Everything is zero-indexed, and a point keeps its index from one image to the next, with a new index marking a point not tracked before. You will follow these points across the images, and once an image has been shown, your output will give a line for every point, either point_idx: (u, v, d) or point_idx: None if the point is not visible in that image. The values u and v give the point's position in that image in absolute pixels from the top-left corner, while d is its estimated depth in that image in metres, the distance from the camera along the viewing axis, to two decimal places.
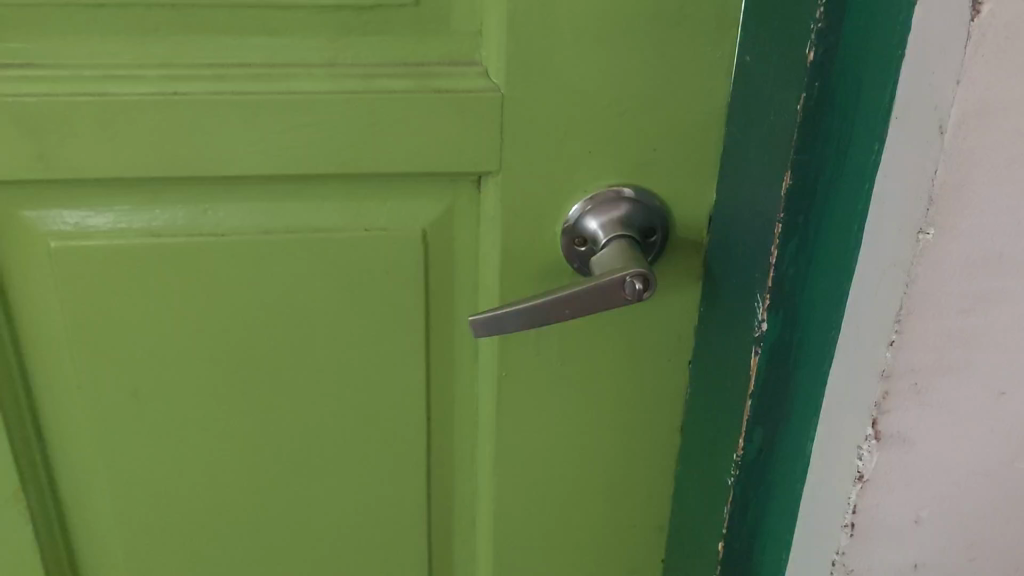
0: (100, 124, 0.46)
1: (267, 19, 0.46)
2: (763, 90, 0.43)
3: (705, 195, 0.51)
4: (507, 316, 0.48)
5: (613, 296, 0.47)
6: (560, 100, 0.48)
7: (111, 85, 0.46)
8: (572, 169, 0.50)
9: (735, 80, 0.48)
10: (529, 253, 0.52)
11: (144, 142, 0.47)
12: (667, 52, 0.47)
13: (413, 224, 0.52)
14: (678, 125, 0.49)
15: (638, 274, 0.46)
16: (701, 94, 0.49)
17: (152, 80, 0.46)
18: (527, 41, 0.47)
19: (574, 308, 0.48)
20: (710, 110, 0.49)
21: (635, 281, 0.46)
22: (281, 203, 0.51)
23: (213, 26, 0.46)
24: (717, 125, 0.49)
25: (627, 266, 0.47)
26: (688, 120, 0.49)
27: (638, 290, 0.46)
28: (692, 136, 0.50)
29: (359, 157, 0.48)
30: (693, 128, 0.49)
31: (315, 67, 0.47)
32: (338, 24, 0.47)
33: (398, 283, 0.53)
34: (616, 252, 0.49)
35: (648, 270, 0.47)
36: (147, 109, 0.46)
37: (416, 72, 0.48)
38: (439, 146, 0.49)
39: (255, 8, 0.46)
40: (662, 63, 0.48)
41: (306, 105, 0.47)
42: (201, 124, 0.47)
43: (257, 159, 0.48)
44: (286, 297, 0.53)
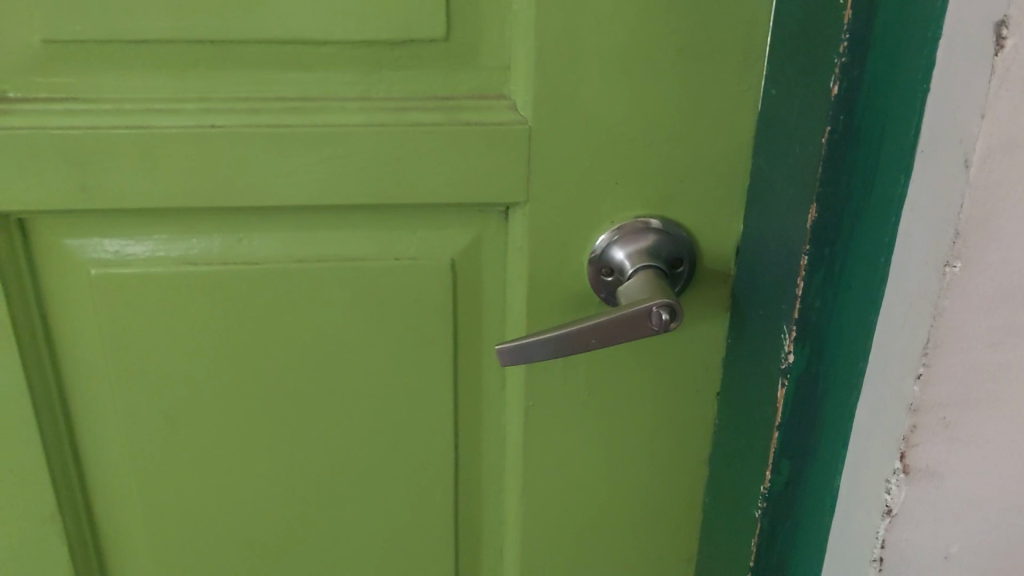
0: (139, 156, 0.48)
1: (301, 54, 0.47)
2: (788, 124, 0.43)
3: (732, 226, 0.52)
4: (535, 345, 0.49)
5: (640, 326, 0.47)
6: (587, 132, 0.49)
7: (150, 119, 0.47)
8: (600, 200, 0.51)
9: (761, 113, 0.49)
10: (557, 283, 0.53)
11: (181, 174, 0.48)
12: (694, 85, 0.48)
13: (443, 254, 0.53)
14: (704, 157, 0.50)
15: (665, 305, 0.47)
16: (728, 127, 0.49)
17: (190, 113, 0.47)
18: (555, 74, 0.47)
19: (601, 338, 0.48)
20: (737, 142, 0.49)
21: (661, 311, 0.47)
22: (314, 233, 0.52)
23: (249, 61, 0.47)
24: (744, 157, 0.50)
25: (654, 296, 0.48)
26: (715, 152, 0.50)
27: (664, 321, 0.47)
28: (719, 167, 0.50)
29: (390, 188, 0.49)
30: (720, 160, 0.50)
31: (347, 100, 0.48)
32: (370, 59, 0.48)
33: (428, 312, 0.54)
34: (642, 282, 0.49)
35: (675, 301, 0.47)
36: (184, 142, 0.47)
37: (446, 106, 0.49)
38: (468, 177, 0.49)
39: (289, 44, 0.47)
40: (688, 96, 0.48)
41: (338, 138, 0.48)
42: (236, 156, 0.48)
43: (290, 190, 0.49)
44: (317, 325, 0.54)
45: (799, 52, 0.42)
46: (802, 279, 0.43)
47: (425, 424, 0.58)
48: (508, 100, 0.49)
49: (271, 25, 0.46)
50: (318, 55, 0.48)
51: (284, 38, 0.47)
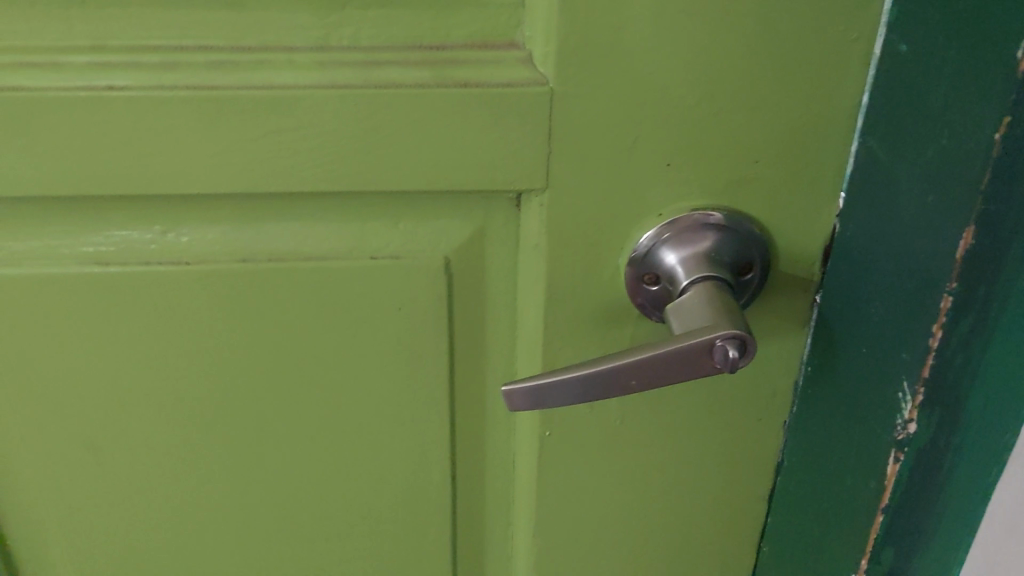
0: (14, 129, 0.35)
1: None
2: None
3: (820, 223, 0.38)
4: (556, 386, 0.36)
5: (695, 366, 0.35)
6: (629, 97, 0.35)
7: (24, 77, 0.34)
8: (643, 186, 0.38)
9: (877, 74, 0.34)
10: (583, 291, 0.40)
11: (74, 152, 0.35)
12: (783, 34, 0.34)
13: (434, 252, 0.40)
14: (792, 128, 0.36)
15: (733, 336, 0.34)
16: (825, 91, 0.35)
17: (80, 68, 0.34)
18: (587, 17, 0.34)
19: (646, 377, 0.36)
20: (836, 113, 0.36)
21: (727, 345, 0.34)
22: (259, 223, 0.39)
23: None
24: (846, 133, 0.36)
25: (717, 321, 0.35)
26: (804, 125, 0.36)
27: (730, 358, 0.34)
28: (809, 146, 0.37)
29: (361, 170, 0.36)
30: (813, 134, 0.36)
31: (298, 50, 0.35)
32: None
33: (415, 325, 0.41)
34: (701, 298, 0.36)
35: (746, 330, 0.35)
36: (75, 110, 0.34)
37: (435, 59, 0.35)
38: (467, 156, 0.36)
39: None
40: (773, 48, 0.34)
41: (288, 105, 0.34)
42: (146, 128, 0.35)
43: (223, 173, 0.36)
44: (270, 341, 0.41)
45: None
46: None
47: (413, 458, 0.46)
48: (520, 52, 0.35)
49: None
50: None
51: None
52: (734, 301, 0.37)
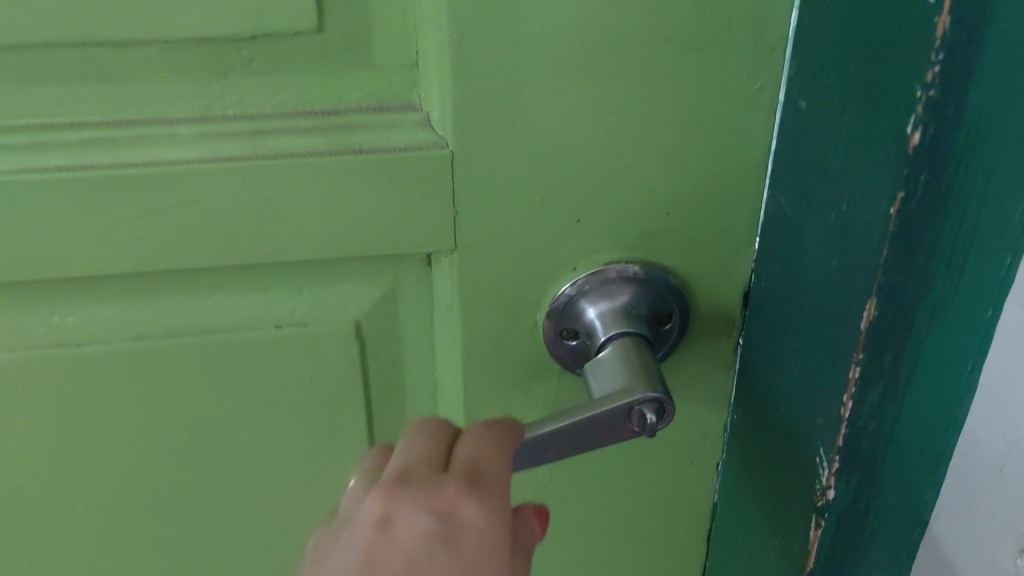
0: None
1: (105, 60, 0.32)
2: (824, 161, 0.29)
3: (736, 268, 0.38)
4: None
5: (614, 431, 0.33)
6: (533, 155, 0.34)
7: None
8: (554, 244, 0.36)
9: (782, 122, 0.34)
10: (502, 350, 0.39)
11: None
12: (685, 87, 0.33)
13: (343, 316, 0.39)
14: (701, 178, 0.35)
15: (650, 401, 0.33)
16: (732, 140, 0.34)
17: None
18: (482, 78, 0.32)
19: (572, 444, 0.34)
20: (744, 160, 0.35)
21: (645, 411, 0.33)
22: (152, 297, 0.37)
23: (25, 73, 0.32)
24: (756, 179, 0.35)
25: (633, 385, 0.34)
26: (714, 174, 0.35)
27: (648, 424, 0.33)
28: (720, 194, 0.36)
29: (256, 244, 0.35)
30: (724, 183, 0.35)
31: (181, 123, 0.33)
32: (213, 61, 0.33)
33: (329, 390, 0.40)
34: (619, 359, 0.35)
35: (664, 393, 0.33)
36: None
37: (328, 125, 0.34)
38: (366, 223, 0.35)
39: (82, 47, 0.32)
40: (677, 101, 0.33)
41: (173, 182, 0.33)
42: (22, 212, 0.33)
43: (112, 253, 0.34)
44: (178, 416, 0.40)
45: (835, 53, 0.27)
46: (851, 396, 0.29)
47: None
48: (418, 114, 0.34)
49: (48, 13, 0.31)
50: (131, 57, 0.32)
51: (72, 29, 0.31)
52: (653, 360, 0.35)
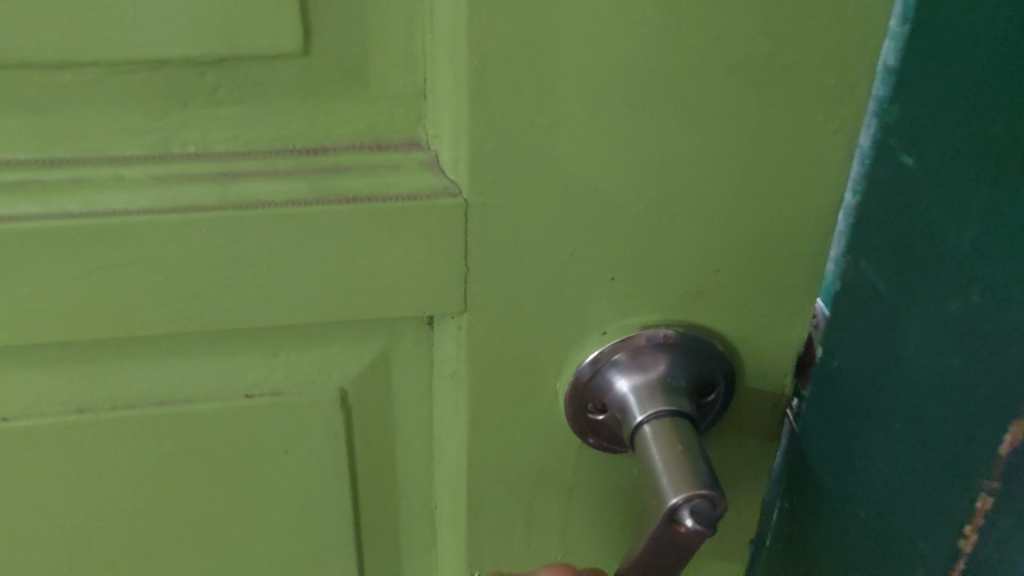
0: None
1: (32, 85, 0.26)
2: (930, 236, 0.24)
3: (792, 333, 0.32)
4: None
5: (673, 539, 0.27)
6: (562, 207, 0.28)
7: None
8: (582, 308, 0.30)
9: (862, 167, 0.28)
10: (516, 427, 0.33)
11: None
12: (751, 128, 0.27)
13: (327, 382, 0.33)
14: (761, 233, 0.29)
15: (692, 499, 0.27)
16: (801, 190, 0.29)
17: None
18: (506, 115, 0.26)
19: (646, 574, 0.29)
20: (813, 212, 0.29)
21: (690, 511, 0.27)
22: (92, 364, 0.31)
23: None
24: (824, 234, 0.30)
25: (671, 480, 0.27)
26: (776, 229, 0.29)
27: (696, 528, 0.27)
28: (782, 252, 0.30)
29: (224, 306, 0.29)
30: (788, 239, 0.30)
31: (129, 162, 0.27)
32: (172, 88, 0.27)
33: (307, 466, 0.34)
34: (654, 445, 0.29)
35: (712, 486, 0.27)
36: None
37: (314, 165, 0.28)
38: (357, 283, 0.29)
39: (5, 69, 0.25)
40: (740, 145, 0.27)
41: (120, 236, 0.27)
42: None
43: (45, 318, 0.28)
44: (126, 500, 0.33)
45: (974, 101, 0.22)
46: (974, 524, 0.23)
47: None
48: (424, 153, 0.28)
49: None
50: (67, 83, 0.26)
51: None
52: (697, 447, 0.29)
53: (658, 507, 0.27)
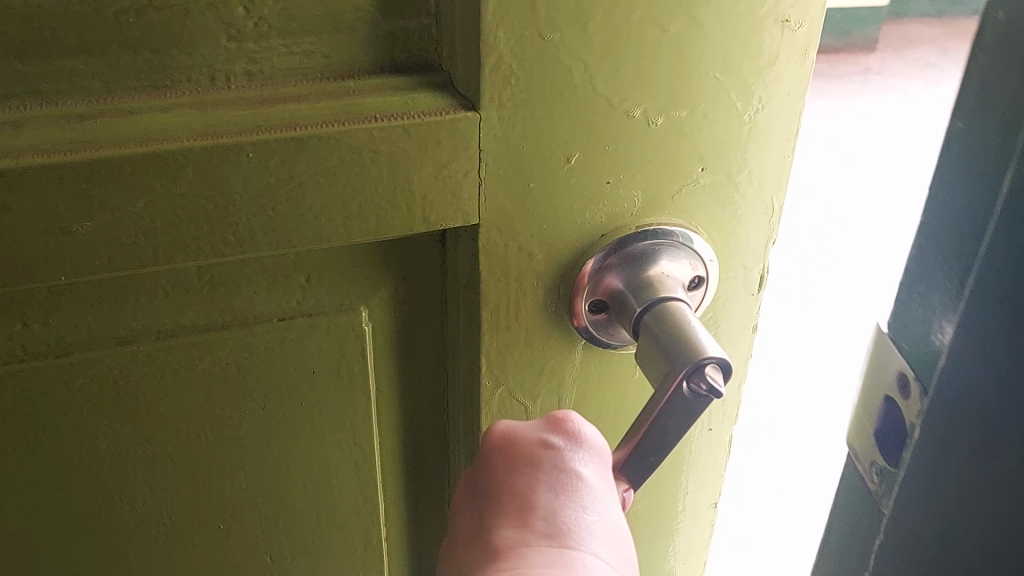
0: None
1: (83, 28, 0.28)
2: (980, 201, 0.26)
3: (764, 219, 0.37)
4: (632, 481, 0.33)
5: (687, 408, 0.32)
6: (568, 112, 0.32)
7: None
8: (585, 208, 0.34)
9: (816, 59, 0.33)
10: (528, 325, 0.36)
11: None
12: (727, 29, 0.32)
13: (354, 301, 0.35)
14: (736, 126, 0.34)
15: (699, 366, 0.32)
16: (769, 85, 0.33)
17: None
18: (522, 27, 0.30)
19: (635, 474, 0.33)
20: (780, 104, 0.34)
21: (700, 377, 0.32)
22: (131, 299, 0.33)
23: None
24: (788, 124, 0.35)
25: (678, 357, 0.32)
26: (749, 122, 0.34)
27: (709, 389, 0.32)
28: (753, 142, 0.35)
29: (268, 228, 0.31)
30: (759, 131, 0.34)
31: (174, 95, 0.29)
32: (215, 23, 0.28)
33: (337, 381, 0.37)
34: (655, 321, 0.34)
35: (714, 351, 0.32)
36: None
37: (340, 92, 0.30)
38: (384, 199, 0.32)
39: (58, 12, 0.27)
40: (718, 45, 0.32)
41: (174, 164, 0.29)
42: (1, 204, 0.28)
43: (102, 250, 0.30)
44: (173, 424, 0.36)
45: None
46: None
47: (346, 524, 0.41)
48: (439, 76, 0.32)
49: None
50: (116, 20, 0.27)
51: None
52: (692, 314, 0.34)
53: (665, 382, 0.32)
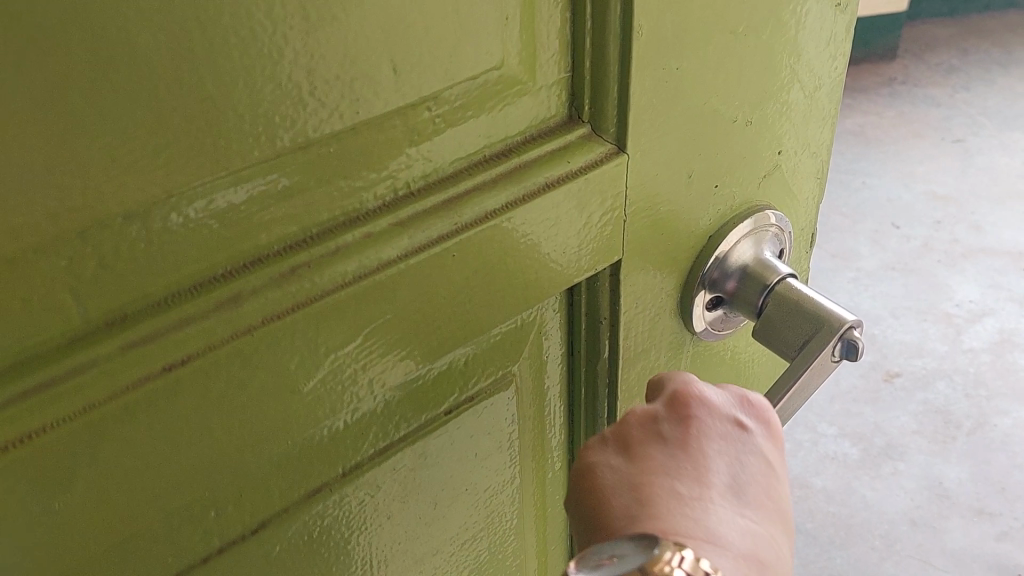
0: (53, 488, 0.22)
1: (290, 169, 0.25)
2: None
3: (811, 183, 0.40)
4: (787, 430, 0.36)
5: (832, 363, 0.35)
6: (687, 133, 0.33)
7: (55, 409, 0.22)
8: (698, 217, 0.36)
9: (849, 32, 0.37)
10: (655, 342, 0.37)
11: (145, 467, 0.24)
12: (795, 23, 0.34)
13: (507, 370, 0.34)
14: (797, 105, 0.37)
15: (845, 330, 0.34)
16: (818, 64, 0.37)
17: (130, 357, 0.23)
18: (658, 65, 0.31)
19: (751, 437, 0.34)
20: (825, 77, 0.37)
21: (848, 338, 0.35)
22: (326, 443, 0.30)
23: (201, 216, 0.23)
24: (829, 93, 0.38)
25: (820, 329, 0.35)
26: (805, 99, 0.37)
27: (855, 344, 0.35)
28: (807, 116, 0.38)
29: (463, 322, 0.30)
30: (812, 107, 0.38)
31: (369, 216, 0.27)
32: (402, 131, 0.27)
33: (488, 450, 0.36)
34: (777, 305, 0.36)
35: (851, 316, 0.35)
36: (148, 412, 0.23)
37: (509, 170, 0.30)
38: (554, 260, 0.31)
39: (267, 161, 0.24)
40: (789, 40, 0.35)
41: (390, 287, 0.27)
42: (234, 389, 0.25)
43: (321, 398, 0.27)
44: (350, 552, 0.34)
45: None
46: None
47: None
48: (583, 127, 0.31)
49: (236, 121, 0.23)
50: (320, 154, 0.25)
51: (259, 130, 0.23)
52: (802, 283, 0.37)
53: (817, 349, 0.34)
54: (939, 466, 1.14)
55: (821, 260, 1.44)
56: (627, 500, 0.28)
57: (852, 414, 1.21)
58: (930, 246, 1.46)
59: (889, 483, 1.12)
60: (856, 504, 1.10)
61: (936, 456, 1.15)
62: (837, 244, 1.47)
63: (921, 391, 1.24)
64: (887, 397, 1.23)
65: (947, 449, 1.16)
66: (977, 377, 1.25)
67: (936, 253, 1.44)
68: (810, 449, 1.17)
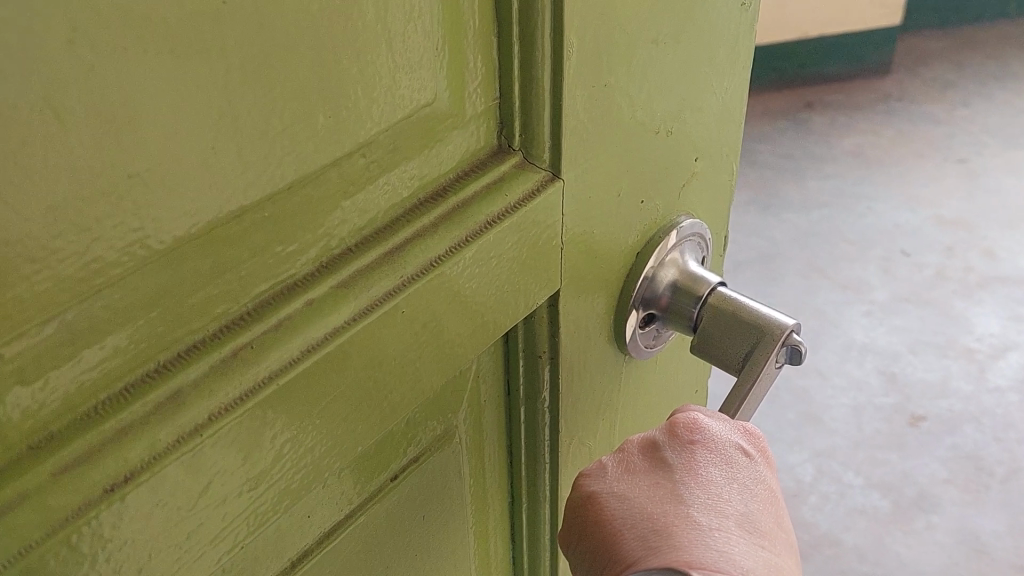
0: None
1: (222, 242, 0.21)
2: None
3: (725, 187, 0.40)
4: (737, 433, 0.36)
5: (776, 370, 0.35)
6: (614, 151, 0.32)
7: None
8: (627, 236, 0.34)
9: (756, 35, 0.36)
10: (592, 367, 0.36)
11: None
12: (709, 29, 0.33)
13: (448, 417, 0.32)
14: (711, 112, 0.36)
15: (787, 339, 0.34)
16: (732, 70, 0.36)
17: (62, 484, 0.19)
18: (586, 85, 0.29)
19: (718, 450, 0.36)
20: (737, 82, 0.37)
21: (790, 346, 0.35)
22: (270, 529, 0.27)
23: (127, 310, 0.20)
24: (740, 97, 0.37)
25: (761, 339, 0.34)
26: (719, 105, 0.36)
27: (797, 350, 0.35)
28: (721, 122, 0.37)
29: (410, 379, 0.27)
30: (725, 112, 0.37)
31: (307, 281, 0.24)
32: (334, 181, 0.24)
33: (429, 502, 0.34)
34: (713, 317, 0.35)
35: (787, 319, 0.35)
36: (84, 543, 0.20)
37: (447, 210, 0.27)
38: (498, 300, 0.29)
39: (197, 237, 0.21)
40: (703, 47, 0.34)
41: (338, 358, 0.24)
42: (181, 500, 0.21)
43: (270, 488, 0.24)
44: None
45: None
46: None
47: None
48: (515, 156, 0.29)
49: (163, 195, 0.20)
50: (252, 220, 0.22)
51: (187, 202, 0.20)
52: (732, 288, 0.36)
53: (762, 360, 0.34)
54: (973, 518, 1.14)
55: (833, 295, 1.46)
56: (638, 530, 0.30)
57: (878, 463, 1.22)
58: (942, 276, 1.49)
59: (924, 537, 1.12)
60: (891, 564, 1.10)
61: (969, 508, 1.16)
62: (846, 277, 1.49)
63: (950, 434, 1.25)
64: (914, 445, 1.24)
65: (982, 501, 1.16)
66: (985, 408, 1.28)
67: (949, 283, 1.47)
68: (837, 501, 1.18)
